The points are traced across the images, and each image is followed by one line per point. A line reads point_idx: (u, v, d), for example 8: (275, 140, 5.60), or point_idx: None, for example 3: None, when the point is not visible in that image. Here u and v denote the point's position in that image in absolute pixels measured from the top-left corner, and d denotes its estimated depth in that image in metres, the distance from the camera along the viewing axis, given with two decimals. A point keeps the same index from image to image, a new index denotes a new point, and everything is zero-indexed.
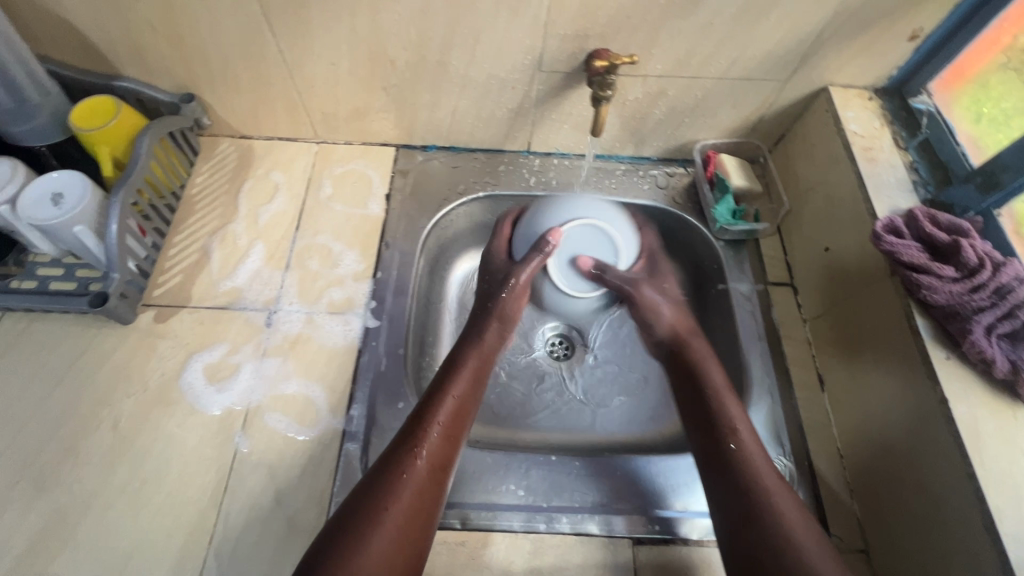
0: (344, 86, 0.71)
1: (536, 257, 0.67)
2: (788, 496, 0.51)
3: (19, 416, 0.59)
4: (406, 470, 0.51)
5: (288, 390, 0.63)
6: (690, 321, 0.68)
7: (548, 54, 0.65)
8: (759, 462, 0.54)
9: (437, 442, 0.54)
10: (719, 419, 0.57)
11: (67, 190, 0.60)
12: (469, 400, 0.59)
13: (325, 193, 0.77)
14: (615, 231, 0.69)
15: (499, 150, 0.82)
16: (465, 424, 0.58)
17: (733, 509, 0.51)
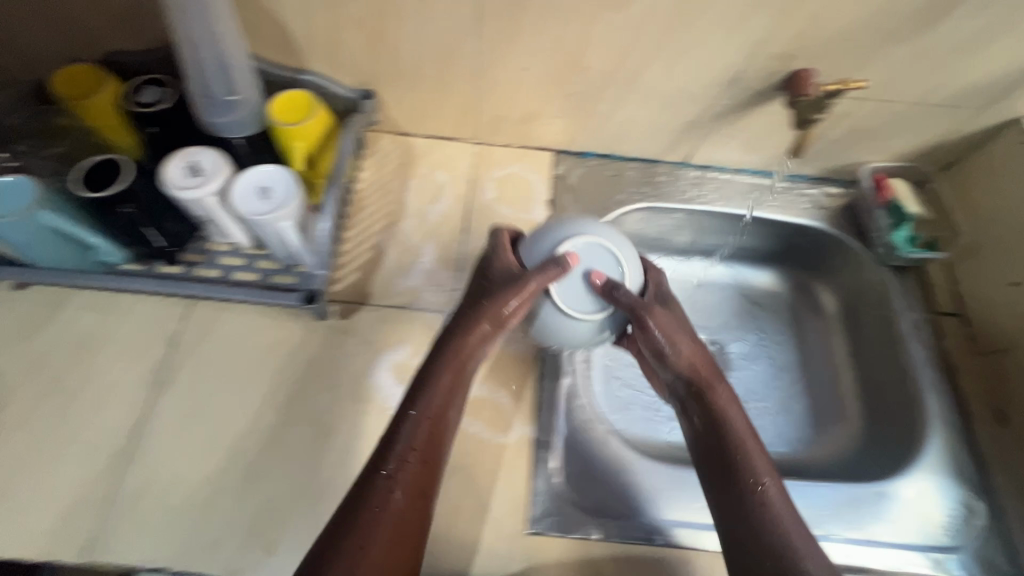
0: (525, 91, 0.71)
1: (554, 271, 0.57)
2: (806, 533, 0.50)
3: (224, 405, 0.61)
4: (381, 498, 0.48)
5: (475, 394, 0.63)
6: (709, 357, 0.60)
7: (748, 72, 0.65)
8: (780, 501, 0.52)
9: (415, 468, 0.50)
10: (738, 462, 0.53)
11: (275, 185, 0.61)
12: (447, 416, 0.53)
13: (489, 196, 0.77)
14: (630, 250, 0.61)
15: (656, 160, 0.81)
16: (445, 432, 0.53)
17: (746, 553, 0.50)
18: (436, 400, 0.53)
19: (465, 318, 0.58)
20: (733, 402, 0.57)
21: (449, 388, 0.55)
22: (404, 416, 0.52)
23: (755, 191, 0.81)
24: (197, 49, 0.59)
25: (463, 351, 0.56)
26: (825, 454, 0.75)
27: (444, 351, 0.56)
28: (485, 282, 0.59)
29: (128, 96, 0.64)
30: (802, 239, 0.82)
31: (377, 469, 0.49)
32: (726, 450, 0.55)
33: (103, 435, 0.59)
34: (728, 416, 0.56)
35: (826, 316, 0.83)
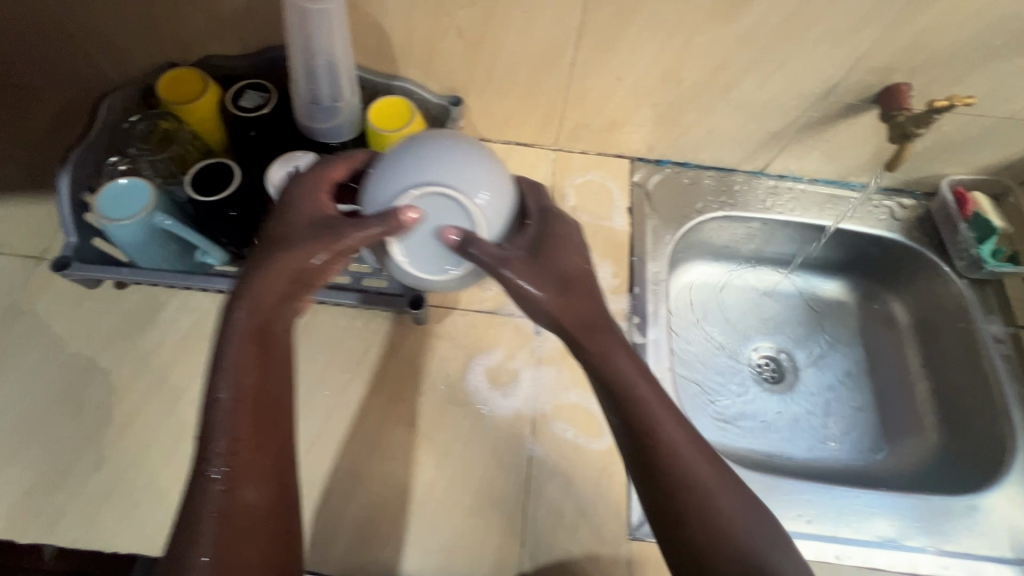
0: (614, 100, 0.71)
1: (357, 231, 0.48)
2: (711, 467, 0.47)
3: (326, 405, 0.62)
4: (205, 499, 0.44)
5: (569, 399, 0.64)
6: (586, 307, 0.50)
7: (843, 85, 0.65)
8: (679, 441, 0.47)
9: (245, 452, 0.46)
10: (637, 420, 0.48)
11: None
12: (267, 385, 0.49)
13: (570, 203, 0.78)
14: (484, 185, 0.49)
15: (732, 169, 0.82)
16: (271, 394, 0.50)
17: (662, 511, 0.46)
18: (246, 377, 0.48)
19: (249, 281, 0.49)
20: (618, 341, 0.50)
21: (257, 359, 0.49)
22: (215, 402, 0.47)
23: (831, 203, 0.81)
24: (312, 48, 0.58)
25: (267, 321, 0.50)
26: (902, 463, 0.75)
27: (235, 322, 0.49)
28: (273, 240, 0.51)
29: (230, 100, 0.65)
30: (877, 250, 0.82)
31: (206, 468, 0.45)
32: (615, 404, 0.49)
33: None
34: (606, 364, 0.49)
35: (898, 327, 0.84)
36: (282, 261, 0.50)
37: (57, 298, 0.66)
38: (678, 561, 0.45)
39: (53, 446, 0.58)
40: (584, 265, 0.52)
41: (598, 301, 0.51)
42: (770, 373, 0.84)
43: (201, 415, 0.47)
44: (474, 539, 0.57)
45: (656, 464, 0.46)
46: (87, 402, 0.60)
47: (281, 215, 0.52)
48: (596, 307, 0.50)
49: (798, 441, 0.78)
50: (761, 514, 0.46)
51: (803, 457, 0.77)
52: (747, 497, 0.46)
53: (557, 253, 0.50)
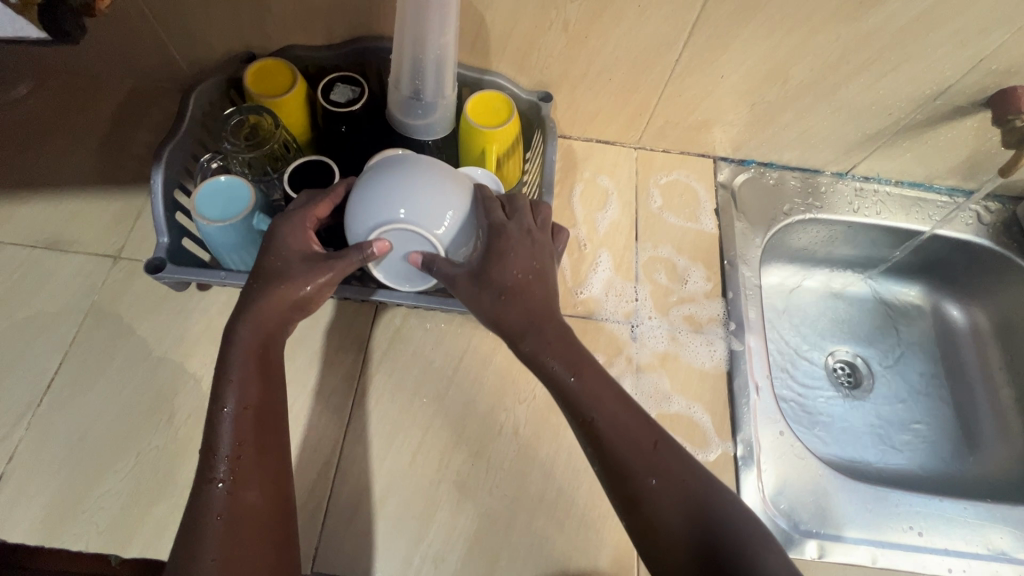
0: (712, 99, 0.69)
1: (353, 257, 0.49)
2: (662, 449, 0.47)
3: (424, 414, 0.60)
4: (210, 502, 0.43)
5: (671, 409, 0.63)
6: (520, 311, 0.50)
7: (957, 87, 0.64)
8: (629, 425, 0.47)
9: (252, 457, 0.45)
10: (573, 410, 0.49)
11: None
12: (271, 399, 0.48)
13: (656, 204, 0.76)
14: (449, 208, 0.51)
15: (816, 171, 0.80)
16: (276, 406, 0.49)
17: (623, 497, 0.46)
18: (250, 392, 0.47)
19: (252, 301, 0.49)
20: (561, 340, 0.50)
21: (260, 374, 0.48)
22: (221, 415, 0.46)
23: (918, 204, 0.80)
24: (425, 39, 0.56)
25: (266, 337, 0.49)
26: (989, 471, 0.74)
27: (238, 338, 0.48)
28: (269, 266, 0.50)
29: (321, 94, 0.62)
30: (961, 254, 0.81)
31: (211, 471, 0.44)
32: (565, 399, 0.49)
33: (310, 442, 0.58)
34: (546, 360, 0.50)
35: (978, 334, 0.82)
36: (279, 290, 0.49)
37: (140, 299, 0.63)
38: (640, 544, 0.45)
39: (148, 455, 0.56)
40: (530, 272, 0.51)
41: (540, 302, 0.51)
42: (846, 378, 0.82)
43: (206, 430, 0.46)
44: (586, 554, 0.55)
45: (612, 453, 0.47)
46: (178, 410, 0.58)
47: (269, 248, 0.50)
48: (538, 315, 0.51)
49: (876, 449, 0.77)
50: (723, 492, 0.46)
51: (891, 467, 0.75)
52: (693, 476, 0.46)
53: (498, 265, 0.51)
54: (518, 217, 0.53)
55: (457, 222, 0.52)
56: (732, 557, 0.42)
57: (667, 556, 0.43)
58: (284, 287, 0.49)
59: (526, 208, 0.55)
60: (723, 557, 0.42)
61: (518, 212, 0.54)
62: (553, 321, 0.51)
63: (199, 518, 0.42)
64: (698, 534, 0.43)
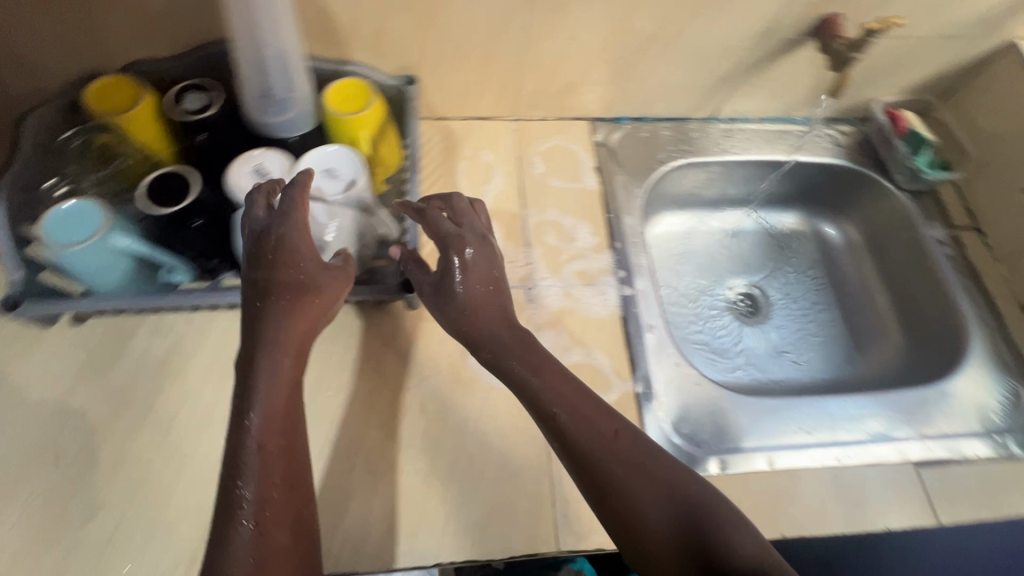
0: (568, 61, 0.72)
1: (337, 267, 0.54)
2: (624, 436, 0.49)
3: (329, 407, 0.60)
4: (239, 550, 0.41)
5: (572, 359, 0.65)
6: (483, 318, 0.55)
7: (782, 21, 0.68)
8: (592, 415, 0.50)
9: (279, 497, 0.44)
10: (539, 406, 0.51)
11: (339, 165, 0.61)
12: (293, 443, 0.47)
13: (539, 169, 0.78)
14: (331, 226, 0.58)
15: (686, 118, 0.85)
16: (300, 439, 0.48)
17: (592, 485, 0.48)
18: (272, 429, 0.46)
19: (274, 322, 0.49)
20: (520, 344, 0.54)
21: (285, 409, 0.47)
22: (244, 453, 0.44)
23: (781, 136, 0.86)
24: (259, 36, 0.55)
25: (292, 361, 0.49)
26: (875, 370, 0.81)
27: (261, 376, 0.47)
28: (290, 284, 0.50)
29: (172, 105, 0.61)
30: (825, 177, 0.88)
31: (234, 514, 0.42)
32: (530, 398, 0.52)
33: (212, 455, 0.56)
34: (510, 366, 0.54)
35: (852, 247, 0.90)
36: (307, 305, 0.51)
37: (9, 344, 0.60)
38: (616, 531, 0.47)
39: (36, 502, 0.53)
40: (489, 282, 0.56)
41: (501, 310, 0.56)
42: (746, 307, 0.88)
43: (225, 468, 0.44)
44: (506, 509, 0.57)
45: (576, 443, 0.49)
46: (65, 449, 0.56)
47: (284, 259, 0.51)
48: (497, 326, 0.55)
49: (776, 368, 0.82)
50: (687, 471, 0.49)
51: (788, 381, 0.81)
52: (657, 459, 0.48)
53: (460, 277, 0.56)
54: (468, 223, 0.59)
55: (346, 225, 0.59)
56: (703, 534, 0.45)
57: (640, 537, 0.46)
58: (313, 300, 0.51)
59: (469, 210, 0.60)
60: (697, 538, 0.45)
61: (466, 219, 0.59)
62: (512, 328, 0.56)
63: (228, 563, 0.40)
64: (666, 516, 0.46)
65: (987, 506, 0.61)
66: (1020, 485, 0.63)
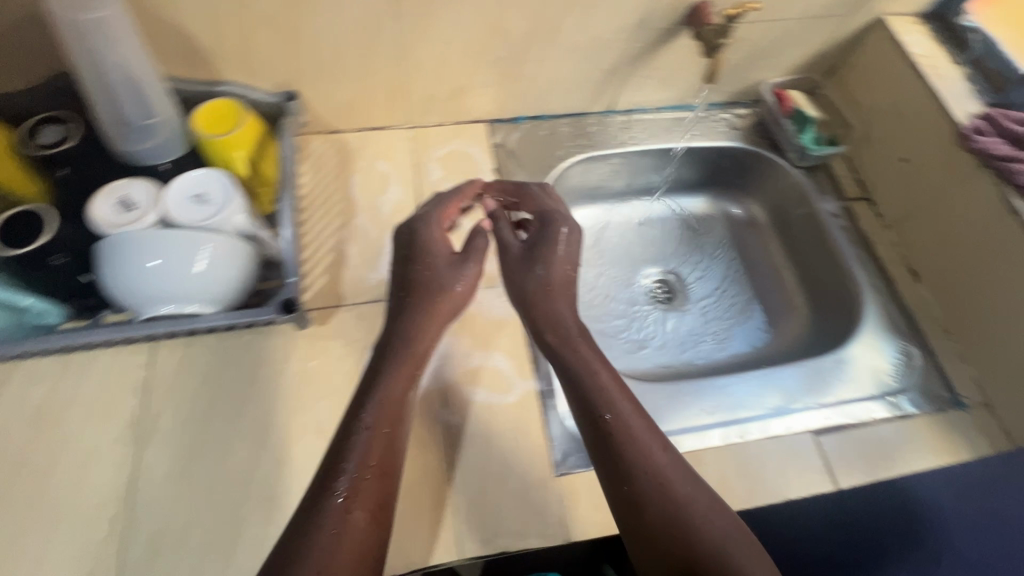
0: (451, 65, 0.72)
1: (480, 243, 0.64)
2: (669, 455, 0.50)
3: (221, 437, 0.59)
4: (331, 517, 0.44)
5: (473, 363, 0.65)
6: (562, 294, 0.61)
7: (653, 12, 0.69)
8: (643, 425, 0.51)
9: (369, 480, 0.47)
10: (592, 397, 0.52)
11: (210, 189, 0.59)
12: (395, 440, 0.50)
13: (437, 175, 0.78)
14: (205, 251, 0.56)
15: (584, 113, 0.85)
16: (404, 431, 0.52)
17: (625, 500, 0.48)
18: (374, 416, 0.50)
19: (411, 308, 0.58)
20: (580, 333, 0.58)
21: (394, 405, 0.52)
22: (355, 432, 0.49)
23: (678, 124, 0.87)
24: (101, 60, 0.53)
25: (415, 351, 0.57)
26: (783, 344, 0.83)
27: (389, 371, 0.54)
28: (424, 273, 0.60)
29: (25, 140, 0.59)
30: (726, 160, 0.89)
31: (331, 485, 0.46)
32: (580, 392, 0.53)
33: (97, 497, 0.55)
34: (568, 358, 0.56)
35: (758, 225, 0.92)
36: (444, 298, 0.60)
37: None
38: (636, 541, 0.47)
39: None
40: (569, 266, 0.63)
41: (569, 296, 0.61)
42: (663, 294, 0.89)
43: (336, 443, 0.49)
44: (407, 525, 0.55)
45: (620, 446, 0.50)
46: None
47: (419, 253, 0.62)
48: (565, 314, 0.59)
49: (692, 351, 0.84)
50: (726, 514, 0.47)
51: (703, 363, 0.82)
52: (699, 484, 0.49)
53: (563, 246, 0.64)
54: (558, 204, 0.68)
55: (228, 248, 0.58)
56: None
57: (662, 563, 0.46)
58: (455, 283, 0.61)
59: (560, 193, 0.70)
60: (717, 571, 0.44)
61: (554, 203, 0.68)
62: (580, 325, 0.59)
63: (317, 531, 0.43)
64: (695, 542, 0.45)
65: (884, 467, 0.63)
66: (913, 444, 0.65)
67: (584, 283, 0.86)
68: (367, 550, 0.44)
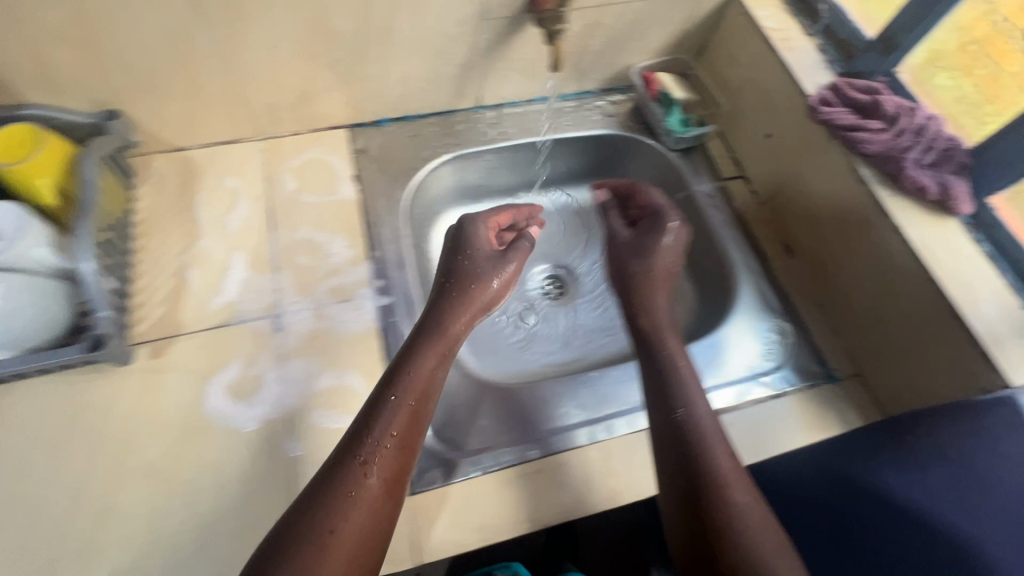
0: (286, 71, 0.68)
1: (523, 245, 0.68)
2: (732, 461, 0.51)
3: (36, 491, 0.54)
4: (355, 483, 0.47)
5: (322, 384, 0.61)
6: (648, 287, 0.66)
7: (491, 2, 0.67)
8: (710, 424, 0.53)
9: (391, 453, 0.49)
10: (675, 390, 0.56)
11: None
12: (415, 436, 0.51)
13: (290, 187, 0.74)
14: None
15: (451, 111, 0.82)
16: (429, 409, 0.54)
17: (679, 487, 0.50)
18: (411, 392, 0.53)
19: (450, 299, 0.61)
20: (669, 328, 0.63)
21: (419, 396, 0.53)
22: (383, 403, 0.52)
23: (550, 115, 0.85)
24: None
25: (449, 334, 0.58)
26: None
27: (417, 351, 0.56)
28: (465, 264, 0.64)
29: None
30: (606, 148, 0.86)
31: (358, 449, 0.49)
32: (660, 379, 0.57)
33: None
34: (667, 345, 0.60)
35: None
36: (475, 293, 0.62)
37: None
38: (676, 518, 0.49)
39: None
40: (672, 262, 0.68)
41: (641, 296, 0.66)
42: (555, 290, 0.86)
43: (367, 406, 0.52)
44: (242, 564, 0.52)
45: (686, 433, 0.52)
46: None
47: (466, 254, 0.65)
48: (660, 310, 0.64)
49: (584, 346, 0.81)
50: (780, 537, 0.47)
51: (594, 357, 0.80)
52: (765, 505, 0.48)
53: (653, 242, 0.68)
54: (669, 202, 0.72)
55: (25, 286, 0.53)
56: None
57: (695, 549, 0.47)
58: (495, 282, 0.64)
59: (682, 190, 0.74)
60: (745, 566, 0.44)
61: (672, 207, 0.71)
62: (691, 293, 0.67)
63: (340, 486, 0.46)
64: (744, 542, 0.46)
65: (757, 449, 0.61)
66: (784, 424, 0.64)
67: None
68: (370, 522, 0.46)
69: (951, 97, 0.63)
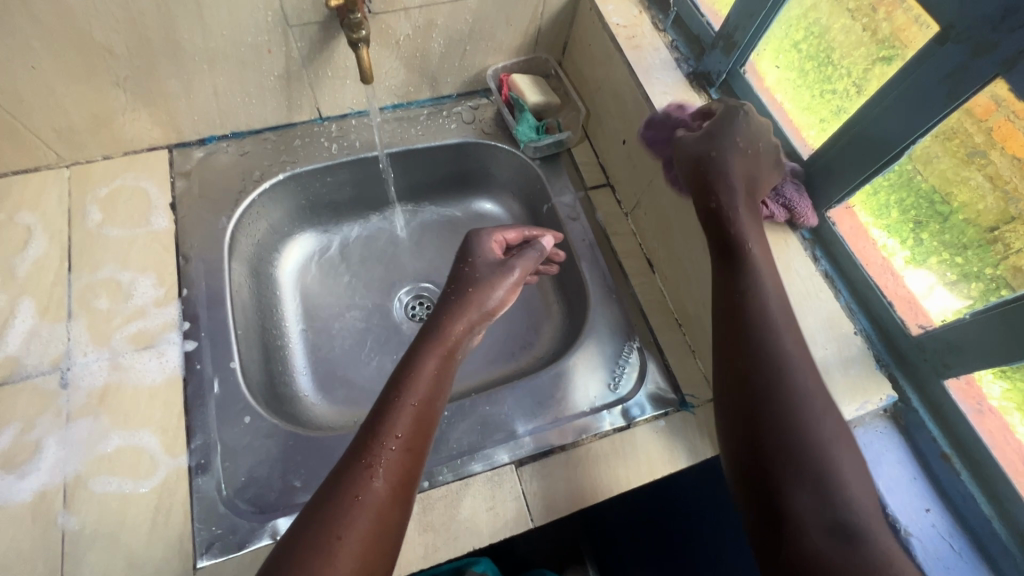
0: (65, 91, 0.60)
1: (531, 253, 0.63)
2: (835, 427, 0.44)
3: None
4: (361, 488, 0.42)
5: (110, 447, 0.55)
6: (728, 185, 0.52)
7: (289, 8, 0.59)
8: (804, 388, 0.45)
9: (397, 456, 0.45)
10: (761, 335, 0.48)
11: None
12: (421, 440, 0.47)
13: (95, 220, 0.66)
14: None
15: (290, 124, 0.75)
16: (436, 413, 0.49)
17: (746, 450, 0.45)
18: (417, 392, 0.48)
19: (449, 301, 0.57)
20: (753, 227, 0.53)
21: (424, 398, 0.48)
22: (392, 407, 0.47)
23: (402, 124, 0.78)
24: None
25: (448, 338, 0.54)
26: (542, 352, 0.75)
27: (423, 353, 0.52)
28: (462, 270, 0.60)
29: None
30: (469, 157, 0.81)
31: (371, 450, 0.44)
32: (732, 304, 0.50)
33: None
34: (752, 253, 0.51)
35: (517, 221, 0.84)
36: (478, 295, 0.57)
37: None
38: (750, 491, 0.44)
39: None
40: (751, 163, 0.53)
41: (727, 194, 0.52)
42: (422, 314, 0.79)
43: (378, 405, 0.47)
44: None
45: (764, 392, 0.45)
46: None
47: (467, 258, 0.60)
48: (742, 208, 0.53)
49: None
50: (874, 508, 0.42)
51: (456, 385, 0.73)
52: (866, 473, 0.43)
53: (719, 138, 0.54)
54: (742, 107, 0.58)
55: None
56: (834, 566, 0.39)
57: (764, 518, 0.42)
58: (497, 288, 0.58)
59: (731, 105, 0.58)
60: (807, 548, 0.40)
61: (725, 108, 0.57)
62: (748, 184, 0.53)
63: (348, 491, 0.42)
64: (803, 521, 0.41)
65: (584, 496, 0.57)
66: (627, 459, 0.60)
67: (311, 315, 0.76)
68: (378, 529, 0.41)
69: (791, 100, 0.58)
